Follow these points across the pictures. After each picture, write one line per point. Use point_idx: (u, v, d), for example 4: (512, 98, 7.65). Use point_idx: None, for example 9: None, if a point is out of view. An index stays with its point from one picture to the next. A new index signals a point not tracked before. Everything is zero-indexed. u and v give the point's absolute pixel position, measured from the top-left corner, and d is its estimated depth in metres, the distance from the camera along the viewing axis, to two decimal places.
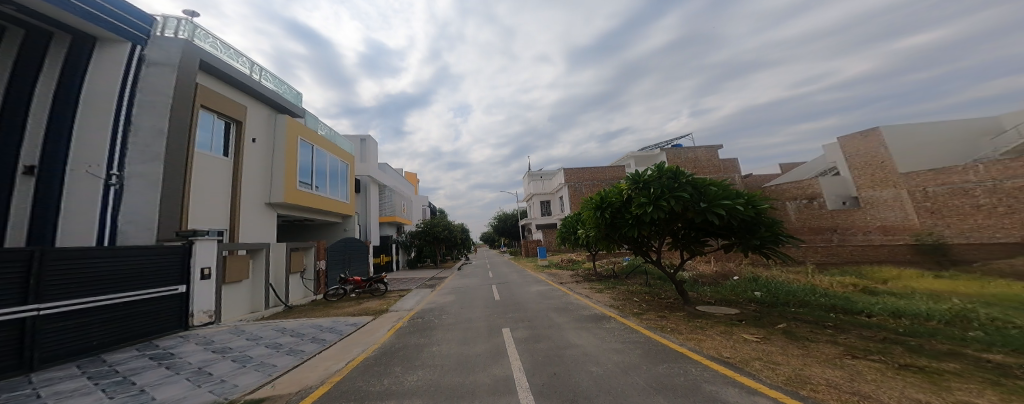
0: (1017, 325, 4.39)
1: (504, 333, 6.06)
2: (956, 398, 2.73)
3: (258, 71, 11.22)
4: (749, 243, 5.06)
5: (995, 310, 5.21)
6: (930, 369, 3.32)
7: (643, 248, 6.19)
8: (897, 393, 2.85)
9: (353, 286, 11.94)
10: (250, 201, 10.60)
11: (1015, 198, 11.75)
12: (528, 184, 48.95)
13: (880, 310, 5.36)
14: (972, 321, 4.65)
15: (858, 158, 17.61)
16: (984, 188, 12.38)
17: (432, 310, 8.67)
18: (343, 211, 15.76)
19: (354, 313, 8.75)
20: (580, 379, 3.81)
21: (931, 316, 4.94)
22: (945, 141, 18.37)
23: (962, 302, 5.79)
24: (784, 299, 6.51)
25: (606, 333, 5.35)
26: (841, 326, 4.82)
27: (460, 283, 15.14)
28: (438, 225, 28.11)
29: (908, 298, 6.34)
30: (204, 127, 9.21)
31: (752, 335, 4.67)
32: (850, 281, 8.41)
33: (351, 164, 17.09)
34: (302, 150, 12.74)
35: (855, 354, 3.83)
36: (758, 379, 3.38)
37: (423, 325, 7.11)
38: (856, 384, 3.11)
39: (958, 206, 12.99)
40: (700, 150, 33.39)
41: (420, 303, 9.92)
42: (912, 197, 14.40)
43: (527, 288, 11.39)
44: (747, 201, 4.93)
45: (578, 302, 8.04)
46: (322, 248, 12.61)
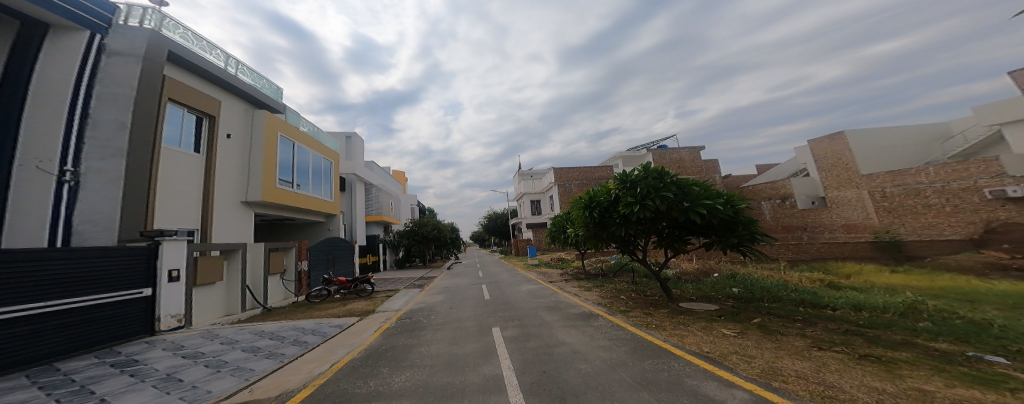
0: (961, 316, 4.88)
1: (494, 332, 6.08)
2: (908, 385, 3.02)
3: (234, 64, 10.58)
4: (728, 241, 5.25)
5: (941, 302, 5.78)
6: (887, 359, 3.64)
7: (630, 247, 6.32)
8: (858, 383, 3.12)
9: (337, 286, 11.60)
10: (225, 200, 10.02)
11: (961, 199, 12.92)
12: (518, 183, 48.95)
13: (844, 304, 5.79)
14: (922, 313, 5.14)
15: (826, 161, 18.97)
16: (935, 189, 13.60)
17: (421, 310, 8.58)
18: (327, 210, 15.19)
19: (339, 315, 8.52)
20: (569, 376, 3.93)
21: (887, 308, 5.39)
22: (903, 145, 19.87)
23: (915, 295, 6.37)
24: (759, 295, 6.90)
25: (594, 331, 5.51)
26: (808, 319, 5.19)
27: (449, 283, 15.01)
28: (428, 225, 27.73)
29: (866, 291, 6.93)
30: (172, 122, 8.58)
31: (730, 330, 4.94)
32: (818, 277, 9.02)
33: (335, 162, 16.50)
34: (282, 147, 12.15)
35: (820, 346, 4.14)
36: (735, 372, 3.60)
37: (412, 326, 7.02)
38: (822, 375, 3.37)
39: (912, 205, 14.21)
40: (684, 151, 34.49)
41: (409, 303, 9.78)
42: (872, 197, 15.53)
43: (516, 287, 11.53)
44: (726, 201, 5.11)
45: (567, 301, 8.18)
46: (304, 248, 12.16)
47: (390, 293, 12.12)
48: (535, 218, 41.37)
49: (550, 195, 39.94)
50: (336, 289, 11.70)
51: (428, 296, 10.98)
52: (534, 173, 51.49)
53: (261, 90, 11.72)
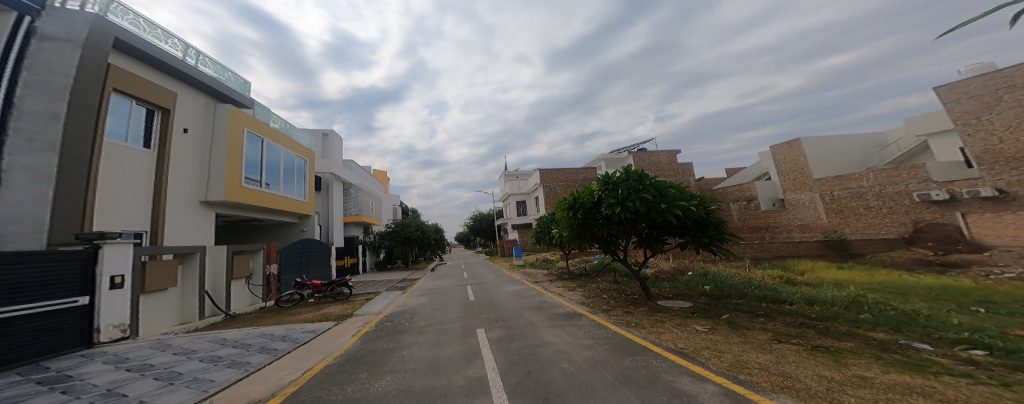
0: (894, 307, 5.57)
1: (478, 333, 6.08)
2: (853, 373, 3.50)
3: (194, 55, 9.78)
4: (700, 240, 5.53)
5: (880, 295, 6.55)
6: (834, 349, 4.11)
7: (612, 247, 6.50)
8: (812, 373, 3.53)
9: (311, 289, 11.05)
10: (181, 200, 9.13)
11: (894, 201, 15.55)
12: (504, 183, 48.87)
13: (799, 299, 6.37)
14: (863, 305, 5.79)
15: (785, 165, 21.24)
16: (874, 193, 16.12)
17: (403, 313, 8.35)
18: (299, 210, 14.26)
19: (314, 320, 8.10)
20: (553, 376, 4.07)
21: (834, 302, 6.00)
22: (849, 152, 22.05)
23: (858, 289, 7.16)
24: (728, 292, 7.40)
25: (577, 330, 5.66)
26: (770, 314, 5.67)
27: (433, 285, 14.68)
28: (411, 225, 27.06)
29: (819, 287, 7.69)
30: (117, 114, 7.66)
31: (702, 326, 5.29)
32: (778, 274, 9.85)
33: (311, 160, 15.59)
34: (250, 144, 11.25)
35: (780, 339, 4.54)
36: (707, 367, 3.90)
37: (393, 329, 6.82)
38: (781, 366, 3.76)
39: (855, 207, 16.81)
40: (662, 154, 36.02)
41: (390, 306, 9.49)
42: (823, 199, 18.07)
43: (502, 288, 11.53)
44: (699, 203, 5.39)
45: (551, 301, 8.32)
46: (273, 250, 11.41)
47: (368, 297, 11.70)
48: (519, 219, 41.48)
49: (536, 196, 40.21)
50: (310, 293, 11.12)
51: (409, 299, 10.70)
52: (519, 174, 51.48)
53: (226, 84, 10.87)
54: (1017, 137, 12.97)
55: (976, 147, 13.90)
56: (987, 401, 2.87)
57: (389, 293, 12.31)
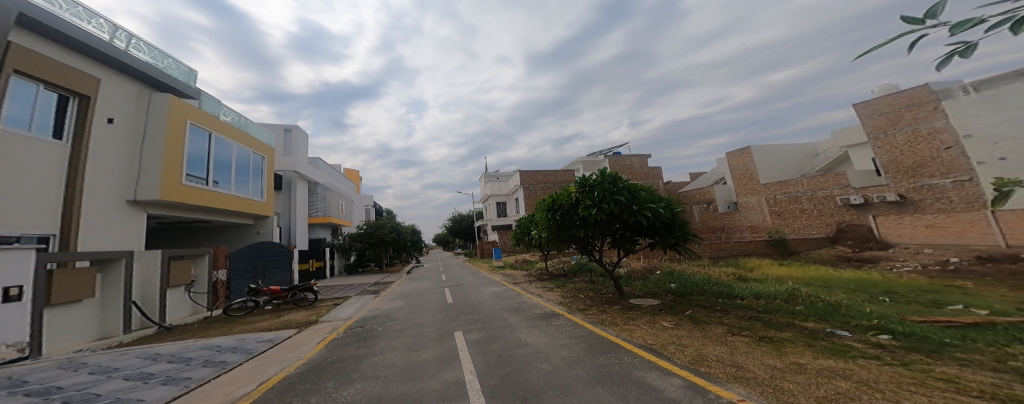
0: (822, 299, 6.52)
1: (457, 336, 6.00)
2: (791, 360, 4.24)
3: (127, 39, 8.61)
4: (667, 241, 5.82)
5: (812, 289, 7.53)
6: (776, 340, 4.78)
7: (588, 248, 6.66)
8: (759, 362, 4.20)
9: (269, 295, 10.13)
10: (106, 200, 7.93)
11: (824, 205, 18.95)
12: (485, 184, 48.52)
13: (748, 294, 7.13)
14: (798, 297, 6.65)
15: (738, 170, 24.41)
16: (809, 197, 19.54)
17: (374, 318, 7.96)
18: (254, 211, 12.94)
19: (272, 328, 7.46)
20: (531, 377, 4.22)
21: (775, 296, 6.81)
22: (789, 160, 24.78)
23: (795, 284, 8.15)
24: (690, 289, 8.02)
25: (555, 330, 5.81)
26: (724, 308, 6.29)
27: (408, 288, 14.14)
28: (384, 227, 25.72)
29: (764, 282, 8.64)
30: (18, 99, 6.45)
31: (668, 322, 5.72)
32: (731, 271, 10.83)
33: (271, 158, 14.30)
34: (194, 137, 10.01)
35: (733, 332, 5.11)
36: (672, 361, 4.35)
37: (364, 335, 6.49)
38: (734, 357, 4.36)
39: (793, 209, 20.17)
40: (635, 158, 37.68)
41: (360, 311, 9.00)
42: (767, 203, 21.40)
43: (481, 290, 11.41)
44: (667, 205, 5.71)
45: (530, 301, 8.45)
46: (221, 254, 10.32)
47: (334, 302, 10.96)
48: (500, 221, 41.21)
49: (516, 197, 40.14)
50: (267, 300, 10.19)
51: (381, 303, 10.22)
52: (499, 175, 50.93)
53: (168, 72, 9.62)
54: (914, 149, 16.28)
55: (884, 157, 17.17)
56: (889, 380, 3.71)
57: (358, 298, 11.63)
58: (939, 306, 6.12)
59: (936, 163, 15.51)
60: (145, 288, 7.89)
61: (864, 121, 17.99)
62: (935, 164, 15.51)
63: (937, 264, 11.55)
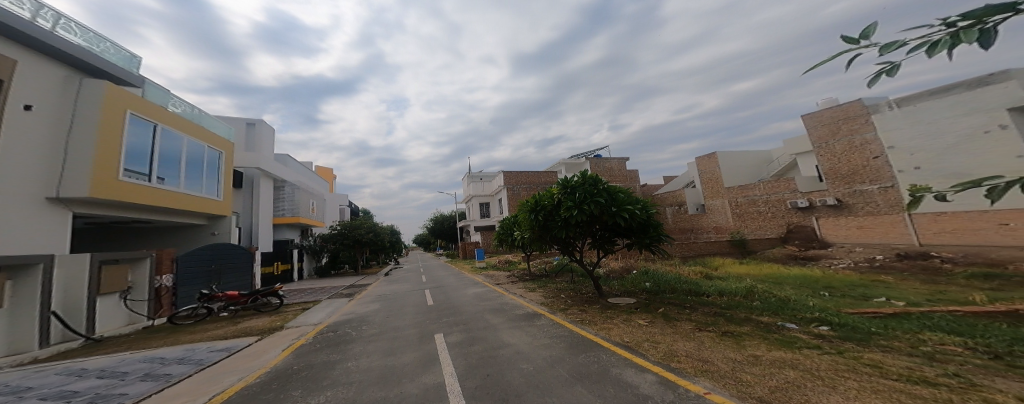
0: (775, 294, 7.23)
1: (436, 338, 5.90)
2: (749, 352, 4.66)
3: (53, 19, 8.00)
4: (643, 241, 6.04)
5: (770, 286, 8.19)
6: (736, 334, 5.24)
7: (570, 249, 6.75)
8: (722, 356, 4.58)
9: (224, 301, 9.90)
10: (20, 195, 7.04)
11: (776, 207, 21.10)
12: (468, 184, 47.84)
13: (713, 291, 7.67)
14: (756, 294, 7.29)
15: (706, 174, 26.76)
16: (764, 200, 21.84)
17: (347, 322, 7.63)
18: (208, 210, 11.98)
19: (230, 336, 6.89)
20: (512, 377, 4.25)
21: (737, 293, 7.38)
22: (748, 166, 26.90)
23: (753, 281, 8.77)
24: (664, 287, 8.46)
25: (537, 330, 5.89)
26: (693, 305, 6.75)
27: (386, 290, 13.68)
28: (359, 227, 25.36)
29: (728, 280, 9.31)
30: None
31: (643, 320, 6.02)
32: (698, 270, 11.49)
33: (227, 154, 13.35)
34: (135, 128, 9.10)
35: (701, 327, 5.52)
36: (646, 358, 4.61)
37: (336, 340, 6.21)
38: (700, 352, 4.72)
39: (752, 211, 22.55)
40: (614, 161, 38.68)
41: (331, 315, 8.58)
42: (730, 205, 23.96)
43: (463, 291, 11.26)
44: (643, 207, 5.93)
45: (513, 301, 8.51)
46: (163, 258, 9.70)
47: (303, 308, 10.27)
48: (483, 221, 40.67)
49: (499, 198, 39.81)
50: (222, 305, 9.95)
51: (356, 307, 9.77)
52: (482, 175, 50.10)
53: (103, 56, 9.00)
54: (848, 158, 18.53)
55: (826, 164, 19.48)
56: (828, 367, 4.20)
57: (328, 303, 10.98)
58: (867, 299, 7.24)
59: (867, 170, 17.65)
60: (68, 294, 7.24)
61: (812, 132, 20.39)
62: (866, 172, 17.69)
63: (867, 261, 13.30)
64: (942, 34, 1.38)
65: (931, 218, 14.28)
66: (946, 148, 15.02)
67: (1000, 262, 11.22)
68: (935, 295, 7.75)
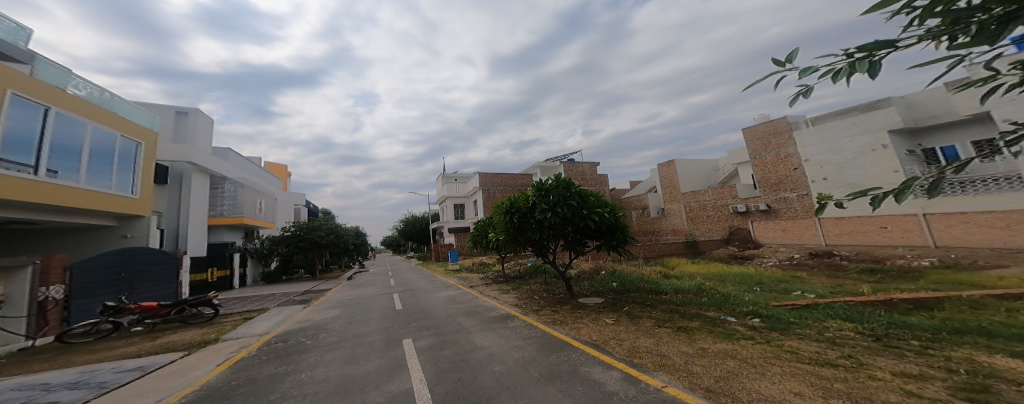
0: (720, 291, 8.07)
1: (404, 344, 5.66)
2: (698, 345, 5.14)
3: None
4: (611, 243, 6.29)
5: (722, 285, 9.01)
6: (687, 329, 5.77)
7: (543, 250, 6.82)
8: (677, 349, 5.00)
9: (138, 313, 8.82)
10: None
11: (720, 212, 23.78)
12: (442, 185, 46.28)
13: (670, 289, 8.31)
14: (706, 291, 8.05)
15: (666, 180, 28.99)
16: (713, 204, 24.33)
17: (299, 332, 7.00)
18: (118, 207, 11.35)
19: (150, 353, 5.95)
20: (485, 380, 4.20)
21: (691, 290, 8.07)
22: (701, 173, 29.37)
23: (703, 281, 9.48)
24: (629, 287, 8.95)
25: (509, 332, 5.90)
26: (652, 303, 7.26)
27: (347, 296, 12.84)
28: (320, 228, 23.69)
29: (684, 279, 10.10)
30: None
31: (610, 318, 6.35)
32: (658, 270, 12.29)
33: (143, 143, 12.63)
34: (19, 113, 8.45)
35: (660, 324, 5.99)
36: (612, 354, 4.87)
37: (287, 351, 5.68)
38: (657, 346, 5.11)
39: (702, 214, 24.98)
40: (586, 165, 39.89)
41: (279, 326, 7.82)
42: (685, 208, 26.32)
43: (434, 294, 10.91)
44: (612, 210, 6.18)
45: (486, 303, 8.42)
46: (53, 266, 8.15)
47: (245, 319, 9.37)
48: (457, 223, 39.52)
49: (474, 199, 39.03)
50: (134, 319, 8.84)
51: (311, 315, 8.99)
52: (458, 176, 48.93)
53: None
54: (775, 169, 21.25)
55: (759, 174, 22.08)
56: (760, 355, 4.78)
57: (275, 313, 9.95)
58: (787, 292, 8.46)
59: (789, 180, 20.45)
60: None
61: (751, 144, 22.82)
62: (789, 181, 20.44)
63: (788, 259, 15.49)
64: (843, 63, 1.79)
65: (834, 222, 17.32)
66: (846, 162, 18.08)
67: (881, 258, 14.03)
68: (837, 287, 9.32)
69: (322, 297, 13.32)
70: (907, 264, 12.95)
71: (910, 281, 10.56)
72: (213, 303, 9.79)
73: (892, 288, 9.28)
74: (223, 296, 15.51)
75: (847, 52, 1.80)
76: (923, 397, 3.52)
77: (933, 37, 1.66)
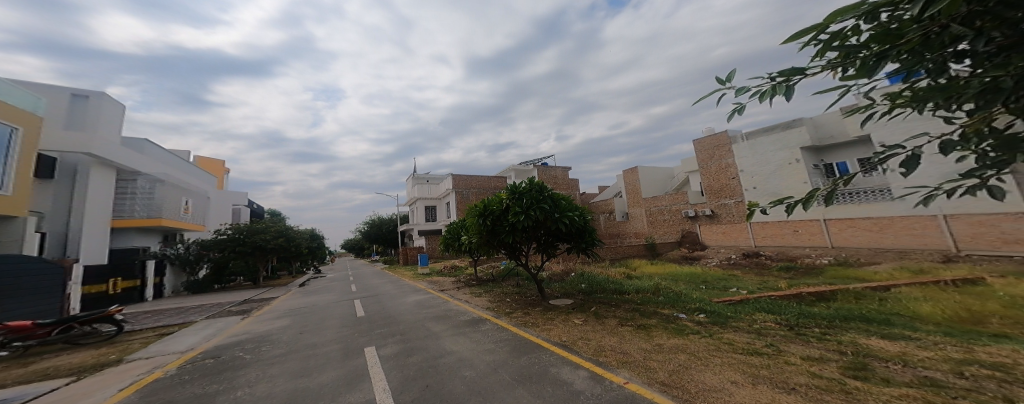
0: (676, 290, 8.69)
1: (367, 352, 5.28)
2: (656, 342, 5.47)
3: None
4: (580, 245, 6.45)
5: (680, 285, 9.68)
6: (646, 326, 6.13)
7: (515, 253, 6.80)
8: (636, 346, 5.27)
9: (4, 335, 7.05)
10: None
11: (673, 216, 25.86)
12: (412, 186, 44.40)
13: (632, 289, 8.79)
14: (666, 290, 8.62)
15: (630, 185, 30.55)
16: (668, 210, 26.32)
17: (234, 346, 6.18)
18: None
19: (29, 381, 4.85)
20: (454, 385, 4.04)
21: (651, 290, 8.59)
22: (659, 180, 31.46)
23: (661, 281, 10.14)
24: (596, 288, 9.27)
25: (481, 336, 5.78)
26: (616, 303, 7.61)
27: (298, 304, 11.67)
28: (270, 230, 22.00)
29: (646, 279, 10.73)
30: None
31: (579, 319, 6.54)
32: (621, 271, 12.95)
33: (24, 131, 10.42)
34: None
35: (624, 322, 6.29)
36: (578, 354, 4.99)
37: (219, 367, 4.98)
38: (620, 344, 5.35)
39: (660, 219, 26.88)
40: (559, 169, 40.77)
41: (208, 340, 6.85)
42: (646, 212, 28.11)
43: (401, 299, 10.35)
44: (582, 214, 6.35)
45: (456, 307, 8.20)
46: None
47: (161, 334, 8.06)
48: (427, 225, 38.03)
49: (447, 201, 38.00)
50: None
51: (250, 327, 8.00)
52: (430, 177, 47.07)
53: None
54: (717, 178, 23.58)
55: (705, 182, 24.32)
56: (708, 348, 5.22)
57: (202, 327, 8.68)
58: (725, 289, 9.43)
59: (728, 188, 22.86)
60: None
61: (700, 155, 24.99)
62: (728, 189, 22.83)
63: (726, 259, 17.30)
64: (767, 85, 2.02)
65: (761, 226, 19.68)
66: (771, 173, 20.65)
67: (794, 257, 16.32)
68: (763, 284, 10.59)
69: (265, 307, 11.95)
70: (812, 262, 15.22)
71: (813, 275, 12.44)
72: (115, 319, 8.25)
73: (804, 282, 10.78)
74: (128, 311, 13.06)
75: (769, 76, 2.05)
76: (823, 377, 4.09)
77: (831, 68, 1.94)
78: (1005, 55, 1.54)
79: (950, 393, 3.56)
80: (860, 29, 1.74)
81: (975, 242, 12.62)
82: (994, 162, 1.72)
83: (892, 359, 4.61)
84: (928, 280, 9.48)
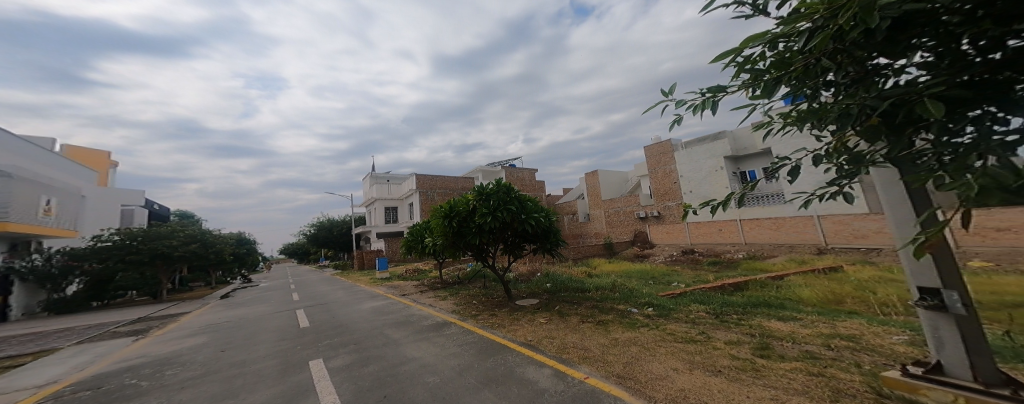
0: (631, 287, 9.27)
1: (313, 365, 4.77)
2: (612, 336, 5.76)
3: None
4: (546, 245, 6.53)
5: (641, 283, 10.34)
6: (605, 322, 6.42)
7: (482, 254, 6.68)
8: (593, 341, 5.49)
9: None
10: None
11: (627, 218, 27.74)
12: (372, 184, 41.61)
13: (594, 287, 9.18)
14: (624, 287, 9.15)
15: (590, 188, 32.08)
16: (622, 212, 28.19)
17: (131, 372, 5.15)
18: None
19: None
20: (415, 393, 3.82)
21: (612, 288, 9.04)
22: (616, 184, 33.43)
23: (621, 279, 10.75)
24: (561, 287, 9.51)
25: (445, 340, 5.55)
26: (578, 301, 7.87)
27: (227, 318, 10.16)
28: (178, 233, 18.96)
29: (607, 277, 11.29)
30: None
31: (543, 318, 6.64)
32: (584, 270, 13.48)
33: None
34: None
35: (586, 319, 6.54)
36: (541, 352, 5.06)
37: (106, 399, 4.09)
38: (581, 341, 5.52)
39: (616, 220, 28.56)
40: (526, 171, 41.19)
41: (83, 370, 5.58)
42: (604, 214, 29.75)
43: (357, 306, 9.58)
44: (546, 215, 6.44)
45: (421, 312, 7.80)
46: None
47: (8, 369, 6.31)
48: (388, 227, 35.84)
49: (410, 201, 36.26)
50: None
51: (151, 349, 6.72)
52: (391, 177, 44.32)
53: None
54: (662, 182, 25.69)
55: (652, 185, 26.39)
56: (657, 339, 5.65)
57: (79, 354, 7.06)
58: (668, 284, 10.33)
59: (671, 192, 25.10)
60: None
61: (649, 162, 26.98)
62: (671, 193, 25.07)
63: (670, 256, 19.01)
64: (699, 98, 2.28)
65: (694, 226, 21.87)
66: (704, 179, 23.15)
67: (720, 253, 18.47)
68: (697, 277, 11.86)
69: (174, 324, 10.14)
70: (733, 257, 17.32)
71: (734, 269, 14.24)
72: None
73: (727, 275, 12.29)
74: None
75: (701, 90, 2.32)
76: (741, 358, 4.62)
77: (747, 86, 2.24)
78: (854, 86, 1.91)
79: (822, 364, 4.23)
80: (762, 56, 1.97)
81: (838, 237, 15.39)
82: (848, 173, 2.14)
83: (785, 337, 5.42)
84: (811, 270, 11.36)
